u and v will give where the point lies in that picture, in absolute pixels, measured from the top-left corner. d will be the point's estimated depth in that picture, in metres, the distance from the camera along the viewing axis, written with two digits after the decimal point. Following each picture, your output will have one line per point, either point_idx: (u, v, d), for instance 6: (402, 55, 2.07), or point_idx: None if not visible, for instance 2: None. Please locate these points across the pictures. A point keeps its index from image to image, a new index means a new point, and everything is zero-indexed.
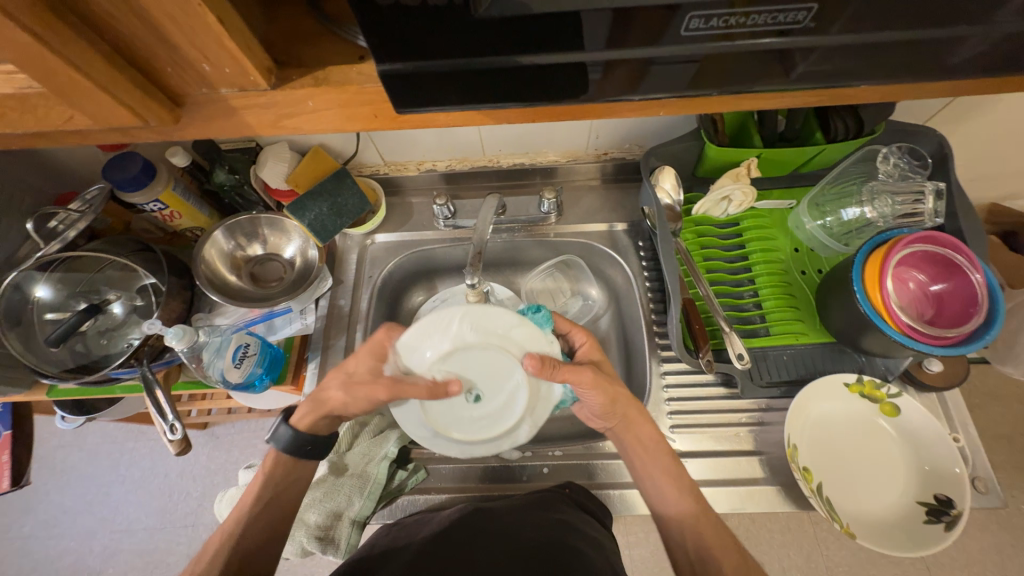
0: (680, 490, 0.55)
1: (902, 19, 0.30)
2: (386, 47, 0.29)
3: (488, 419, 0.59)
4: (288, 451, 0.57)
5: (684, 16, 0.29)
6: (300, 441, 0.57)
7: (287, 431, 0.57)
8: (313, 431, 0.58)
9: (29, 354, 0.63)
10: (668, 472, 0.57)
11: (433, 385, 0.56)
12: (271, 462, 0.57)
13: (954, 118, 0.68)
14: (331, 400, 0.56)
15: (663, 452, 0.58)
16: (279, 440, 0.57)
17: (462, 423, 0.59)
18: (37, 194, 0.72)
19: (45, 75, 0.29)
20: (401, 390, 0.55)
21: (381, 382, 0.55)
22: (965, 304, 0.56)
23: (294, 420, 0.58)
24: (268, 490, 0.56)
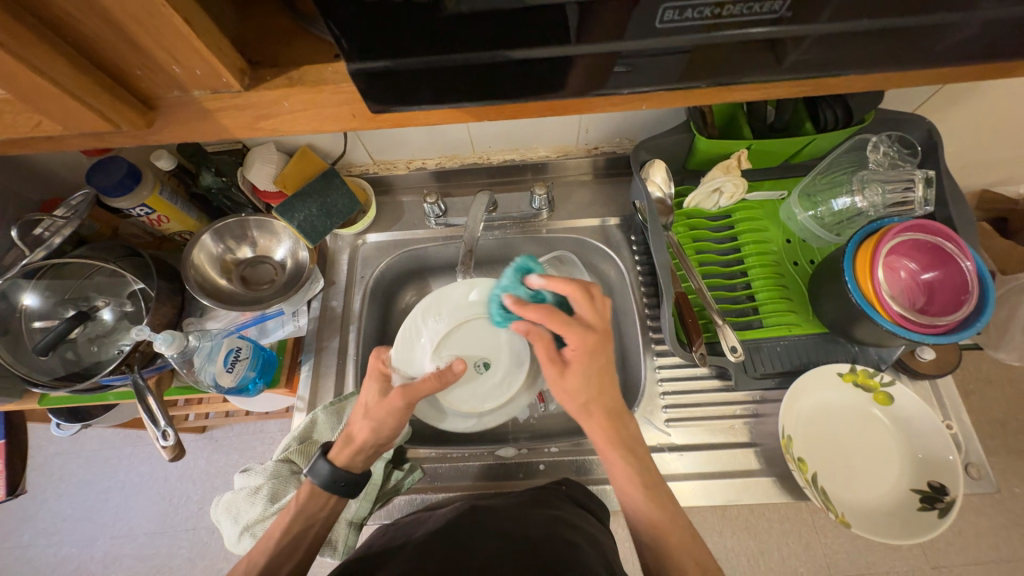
0: (640, 488, 0.53)
1: (882, 5, 0.29)
2: (359, 44, 0.29)
3: (506, 377, 0.70)
4: (325, 486, 0.55)
5: (661, 8, 0.28)
6: (337, 478, 0.55)
7: (327, 466, 0.55)
8: (349, 467, 0.57)
9: (18, 363, 0.62)
10: (631, 471, 0.54)
11: (440, 374, 0.56)
12: (306, 493, 0.55)
13: (942, 105, 0.68)
14: (359, 433, 0.56)
15: (629, 449, 0.55)
16: (316, 474, 0.56)
17: (488, 395, 0.69)
18: (21, 201, 0.71)
19: (10, 82, 0.28)
20: (414, 391, 0.55)
21: (392, 394, 0.55)
22: (956, 292, 0.57)
23: (332, 454, 0.57)
24: (298, 523, 0.54)
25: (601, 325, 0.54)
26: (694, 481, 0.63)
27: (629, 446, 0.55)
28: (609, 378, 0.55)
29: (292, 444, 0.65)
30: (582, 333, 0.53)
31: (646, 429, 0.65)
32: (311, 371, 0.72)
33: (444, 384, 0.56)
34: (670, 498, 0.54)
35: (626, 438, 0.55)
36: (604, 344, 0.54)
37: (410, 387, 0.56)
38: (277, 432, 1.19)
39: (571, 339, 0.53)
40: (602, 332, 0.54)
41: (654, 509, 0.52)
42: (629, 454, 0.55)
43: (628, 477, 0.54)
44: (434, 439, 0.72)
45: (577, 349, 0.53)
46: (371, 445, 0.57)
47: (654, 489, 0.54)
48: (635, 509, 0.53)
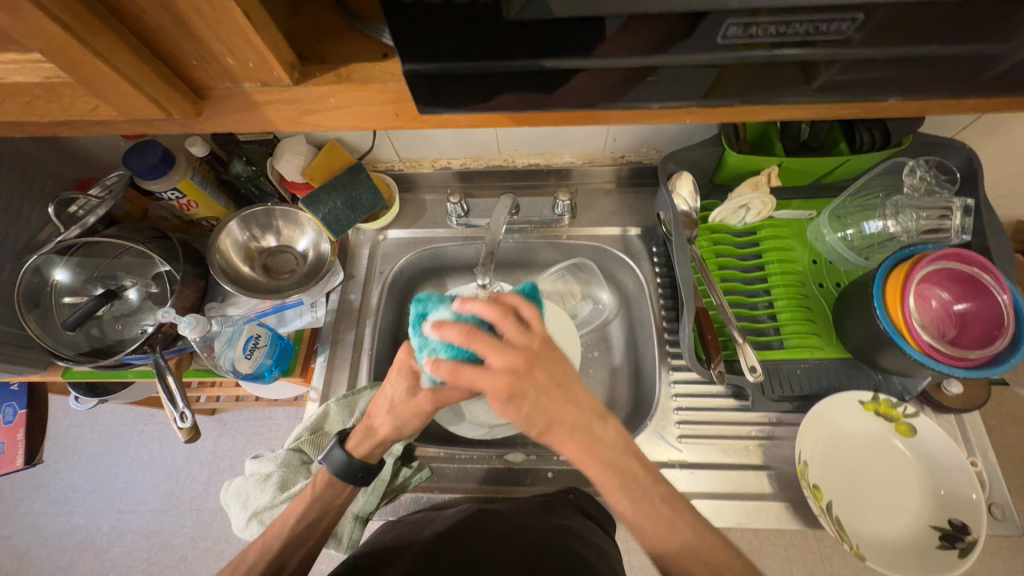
0: (625, 499, 0.45)
1: (949, 31, 0.28)
2: (410, 46, 0.29)
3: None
4: (341, 475, 0.56)
5: (723, 22, 0.28)
6: (354, 468, 0.56)
7: (343, 454, 0.56)
8: (366, 459, 0.57)
9: (45, 337, 0.64)
10: (610, 483, 0.45)
11: (471, 382, 0.54)
12: (322, 482, 0.56)
13: (985, 132, 0.66)
14: (381, 427, 0.56)
15: (610, 463, 0.45)
16: (331, 462, 0.56)
17: (506, 409, 0.71)
18: (59, 178, 0.73)
19: (72, 66, 0.29)
20: (442, 397, 0.54)
21: (421, 397, 0.54)
22: (990, 325, 0.55)
23: (349, 443, 0.57)
24: (313, 510, 0.55)
25: (514, 359, 0.43)
26: (704, 501, 0.61)
27: (607, 460, 0.45)
28: (559, 395, 0.44)
29: (303, 434, 0.66)
30: (498, 377, 0.43)
31: (657, 442, 0.65)
32: (326, 361, 0.72)
33: (474, 394, 0.55)
34: (667, 493, 0.46)
35: (603, 453, 0.45)
36: (527, 373, 0.43)
37: (440, 392, 0.54)
38: (284, 419, 1.20)
39: (487, 388, 0.43)
40: (534, 354, 0.44)
41: (648, 521, 0.45)
42: (608, 467, 0.45)
43: (609, 489, 0.45)
44: (442, 438, 0.72)
45: (496, 395, 0.43)
46: (392, 439, 0.57)
47: (643, 497, 0.45)
48: (643, 532, 0.45)
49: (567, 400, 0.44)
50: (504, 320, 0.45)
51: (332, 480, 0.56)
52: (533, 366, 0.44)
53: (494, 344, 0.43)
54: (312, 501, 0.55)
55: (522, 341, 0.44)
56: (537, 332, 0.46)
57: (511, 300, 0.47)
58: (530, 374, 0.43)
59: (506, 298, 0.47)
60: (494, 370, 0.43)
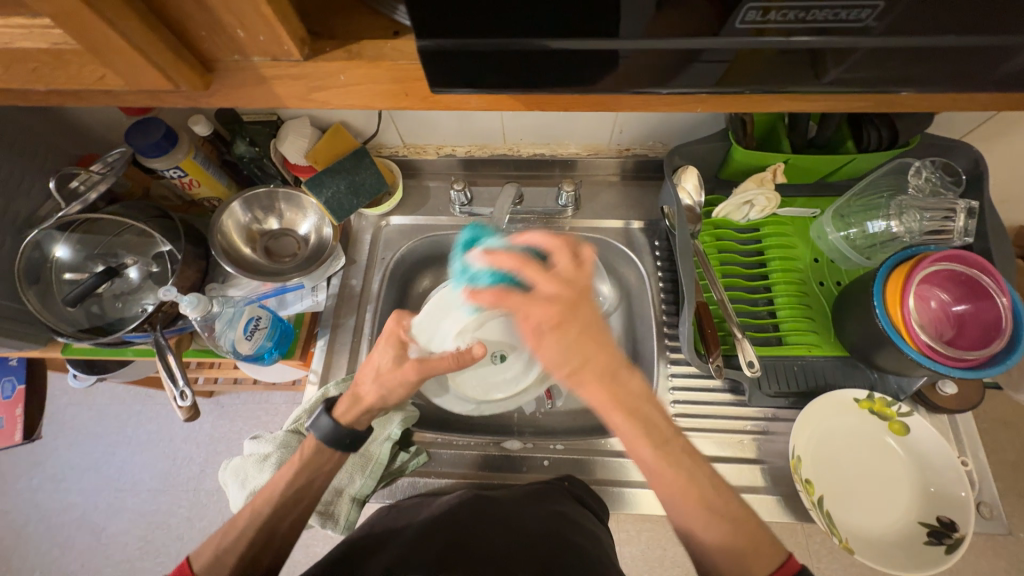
0: (646, 445, 0.45)
1: (966, 24, 0.28)
2: (424, 21, 0.28)
3: (518, 373, 0.70)
4: (328, 441, 0.55)
5: (742, 7, 0.27)
6: (340, 434, 0.55)
7: (329, 422, 0.56)
8: (352, 425, 0.57)
9: (45, 312, 0.64)
10: (632, 432, 0.45)
11: (458, 353, 0.55)
12: (310, 447, 0.56)
13: (992, 135, 0.66)
14: (367, 395, 0.56)
15: (632, 409, 0.46)
16: (318, 428, 0.56)
17: (493, 386, 0.70)
18: (61, 153, 0.73)
19: (80, 32, 0.28)
20: (430, 366, 0.55)
21: (408, 365, 0.55)
22: (987, 328, 0.55)
23: (336, 410, 0.57)
24: (303, 475, 0.55)
25: (558, 292, 0.49)
26: None
27: (629, 407, 0.46)
28: (592, 338, 0.47)
29: (302, 415, 0.66)
30: (547, 304, 0.48)
31: None
32: (326, 345, 0.73)
33: (460, 366, 0.55)
34: (686, 450, 0.45)
35: (626, 398, 0.46)
36: (571, 308, 0.48)
37: (427, 361, 0.56)
38: (282, 403, 1.21)
39: (535, 313, 0.48)
40: (574, 295, 0.49)
41: (668, 473, 0.44)
42: (636, 416, 0.46)
43: (631, 438, 0.45)
44: (439, 424, 0.73)
45: (543, 320, 0.48)
46: (378, 408, 0.57)
47: (668, 447, 0.45)
48: (663, 488, 0.45)
49: (599, 343, 0.47)
50: (533, 265, 0.50)
51: (317, 446, 0.56)
52: (572, 305, 0.48)
53: (536, 279, 0.49)
54: (302, 466, 0.55)
55: (568, 279, 0.49)
56: (581, 277, 0.50)
57: (559, 242, 0.51)
58: (577, 311, 0.48)
59: (567, 238, 0.52)
60: (542, 298, 0.48)
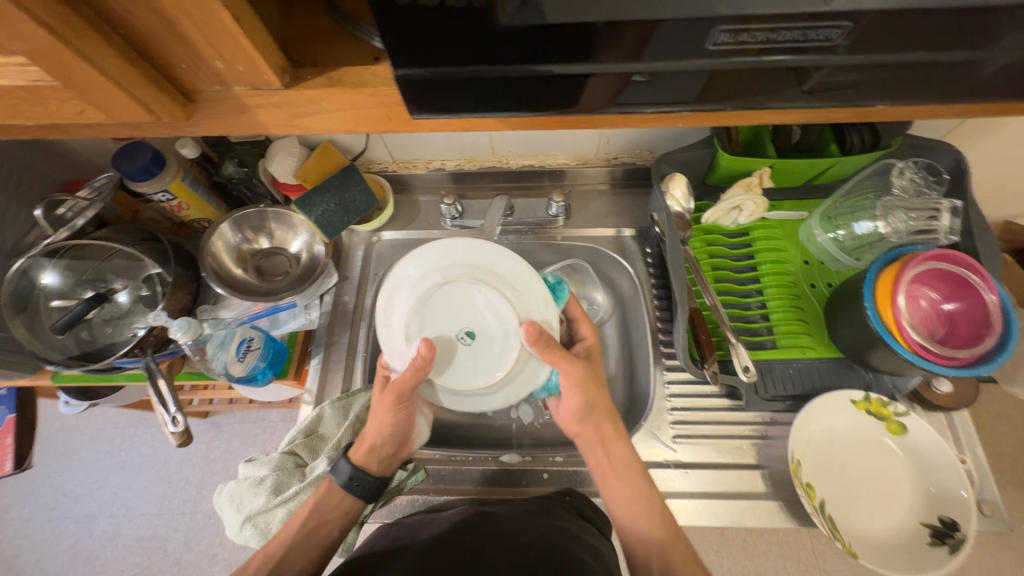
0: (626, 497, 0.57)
1: (933, 39, 0.28)
2: (401, 48, 0.29)
3: (496, 334, 0.60)
4: (344, 485, 0.58)
5: (713, 30, 0.28)
6: (357, 478, 0.58)
7: (348, 467, 0.58)
8: (369, 464, 0.59)
9: (34, 341, 0.63)
10: (619, 483, 0.58)
11: (414, 362, 0.55)
12: (324, 490, 0.58)
13: (972, 134, 0.67)
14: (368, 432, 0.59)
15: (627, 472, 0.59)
16: (337, 473, 0.58)
17: (497, 358, 0.59)
18: (47, 180, 0.72)
19: (58, 69, 0.28)
20: (400, 385, 0.56)
21: (386, 395, 0.58)
22: (978, 325, 0.56)
23: (353, 454, 0.59)
24: (313, 517, 0.57)
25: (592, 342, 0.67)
26: (696, 500, 0.62)
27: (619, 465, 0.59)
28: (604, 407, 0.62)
29: (297, 437, 0.65)
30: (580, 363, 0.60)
31: (652, 445, 0.65)
32: (320, 365, 0.72)
33: (420, 372, 0.55)
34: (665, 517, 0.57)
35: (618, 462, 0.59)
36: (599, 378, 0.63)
37: (400, 383, 0.57)
38: (278, 422, 1.19)
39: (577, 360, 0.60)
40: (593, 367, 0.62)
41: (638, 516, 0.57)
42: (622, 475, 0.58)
43: (615, 487, 0.58)
44: (437, 439, 0.72)
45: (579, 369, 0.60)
46: (385, 443, 0.60)
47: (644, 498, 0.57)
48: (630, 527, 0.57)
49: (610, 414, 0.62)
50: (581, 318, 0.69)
51: (331, 484, 0.59)
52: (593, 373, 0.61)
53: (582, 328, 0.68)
54: (313, 508, 0.57)
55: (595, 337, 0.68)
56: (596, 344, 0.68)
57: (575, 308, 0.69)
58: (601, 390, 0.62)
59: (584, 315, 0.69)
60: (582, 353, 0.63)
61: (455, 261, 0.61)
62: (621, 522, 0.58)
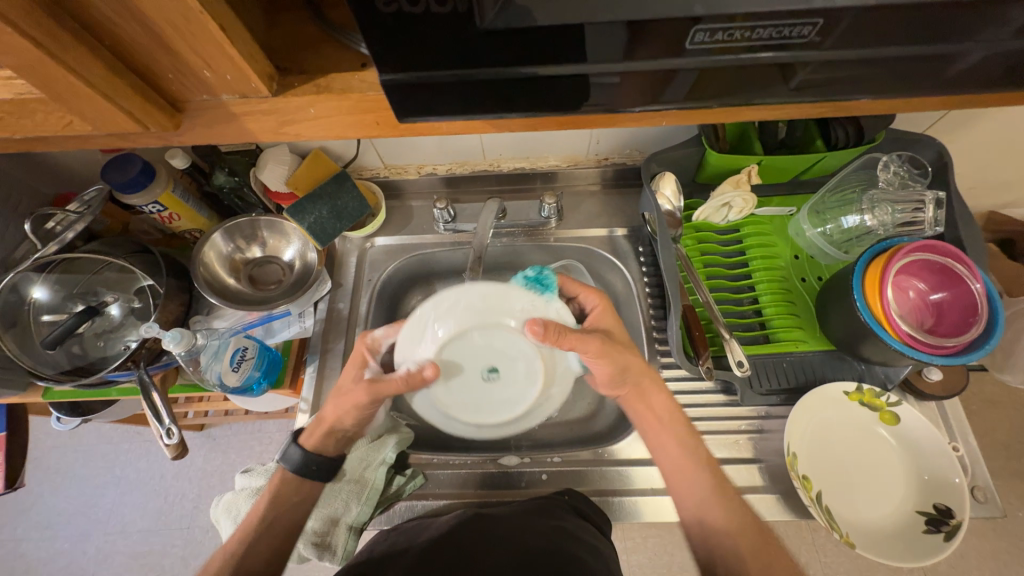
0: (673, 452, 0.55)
1: (906, 34, 0.29)
2: (387, 54, 0.29)
3: (514, 360, 0.62)
4: (297, 471, 0.57)
5: (691, 29, 0.29)
6: (310, 463, 0.57)
7: (298, 453, 0.57)
8: (320, 450, 0.59)
9: (24, 356, 0.62)
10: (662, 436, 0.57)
11: (407, 376, 0.56)
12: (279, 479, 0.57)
13: (954, 127, 0.68)
14: (327, 415, 0.58)
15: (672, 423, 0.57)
16: (289, 460, 0.58)
17: (525, 381, 0.62)
18: (35, 194, 0.72)
19: (44, 82, 0.28)
20: (380, 388, 0.56)
21: (359, 387, 0.56)
22: (965, 313, 0.56)
23: (304, 439, 0.59)
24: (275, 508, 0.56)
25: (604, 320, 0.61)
26: None
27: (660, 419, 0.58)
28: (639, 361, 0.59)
29: None
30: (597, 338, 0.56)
31: None
32: (316, 372, 0.72)
33: (409, 387, 0.56)
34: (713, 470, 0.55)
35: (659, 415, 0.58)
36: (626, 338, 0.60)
37: (379, 384, 0.56)
38: (275, 432, 1.18)
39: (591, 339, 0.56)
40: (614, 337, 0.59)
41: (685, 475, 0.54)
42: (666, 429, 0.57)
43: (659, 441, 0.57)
44: (435, 443, 0.72)
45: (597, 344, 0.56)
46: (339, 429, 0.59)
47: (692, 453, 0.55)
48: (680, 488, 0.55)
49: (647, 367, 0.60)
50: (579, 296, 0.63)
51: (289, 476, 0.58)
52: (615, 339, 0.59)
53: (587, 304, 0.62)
54: (273, 499, 0.56)
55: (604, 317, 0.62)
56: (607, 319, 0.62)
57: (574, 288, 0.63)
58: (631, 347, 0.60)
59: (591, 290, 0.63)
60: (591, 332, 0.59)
61: (449, 309, 0.61)
62: (670, 479, 0.55)
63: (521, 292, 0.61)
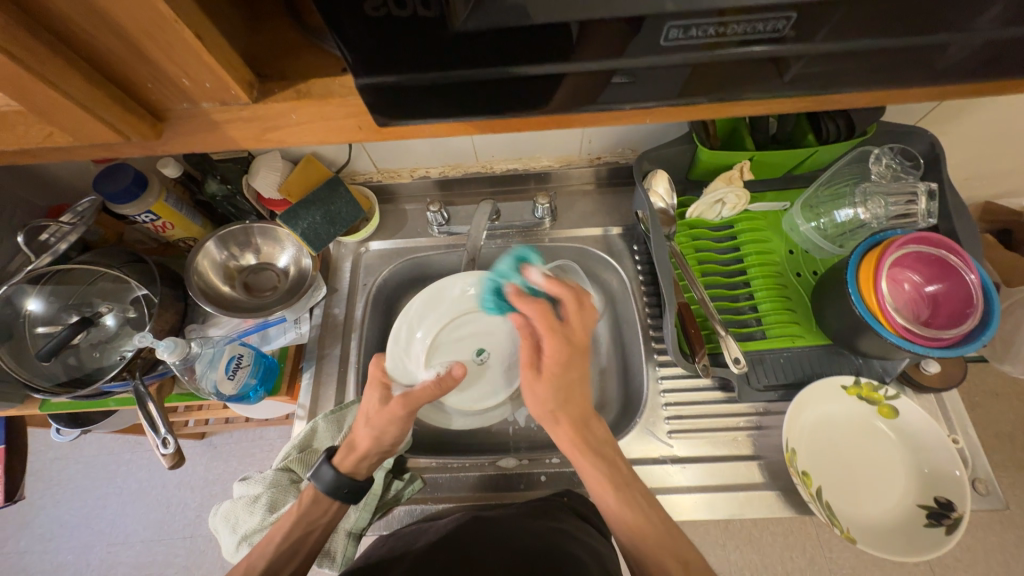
0: (610, 491, 0.53)
1: (886, 25, 0.29)
2: (366, 58, 0.29)
3: (480, 333, 0.71)
4: (330, 491, 0.56)
5: (664, 26, 0.29)
6: (341, 484, 0.56)
7: (331, 472, 0.56)
8: (353, 473, 0.58)
9: (20, 369, 0.62)
10: (598, 471, 0.54)
11: (439, 381, 0.62)
12: (310, 498, 0.56)
13: (945, 118, 0.68)
14: (360, 441, 0.57)
15: (598, 452, 0.55)
16: (320, 479, 0.57)
17: (501, 344, 0.71)
18: (29, 206, 0.72)
19: (22, 94, 0.28)
20: (415, 399, 0.59)
21: (394, 402, 0.58)
22: (960, 305, 0.56)
23: (337, 460, 0.58)
24: (298, 529, 0.55)
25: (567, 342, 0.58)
26: (696, 494, 0.62)
27: (595, 449, 0.55)
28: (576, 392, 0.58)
29: (291, 452, 0.65)
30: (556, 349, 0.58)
31: (647, 442, 0.65)
32: (313, 379, 0.72)
33: (443, 391, 0.60)
34: (644, 493, 0.54)
35: (593, 442, 0.56)
36: (570, 359, 0.58)
37: (412, 395, 0.59)
38: (276, 439, 1.18)
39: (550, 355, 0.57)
40: (580, 349, 0.59)
41: (627, 512, 0.52)
42: (595, 455, 0.55)
43: (593, 474, 0.54)
44: (434, 448, 0.72)
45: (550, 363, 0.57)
46: (375, 453, 0.58)
47: (624, 485, 0.54)
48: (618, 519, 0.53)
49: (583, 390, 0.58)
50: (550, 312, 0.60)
51: (319, 496, 0.57)
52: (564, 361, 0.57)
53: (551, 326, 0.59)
54: (298, 518, 0.55)
55: (572, 332, 0.59)
56: (579, 335, 0.59)
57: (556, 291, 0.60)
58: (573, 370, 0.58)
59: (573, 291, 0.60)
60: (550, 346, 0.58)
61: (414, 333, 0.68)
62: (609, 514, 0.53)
63: (448, 281, 0.70)
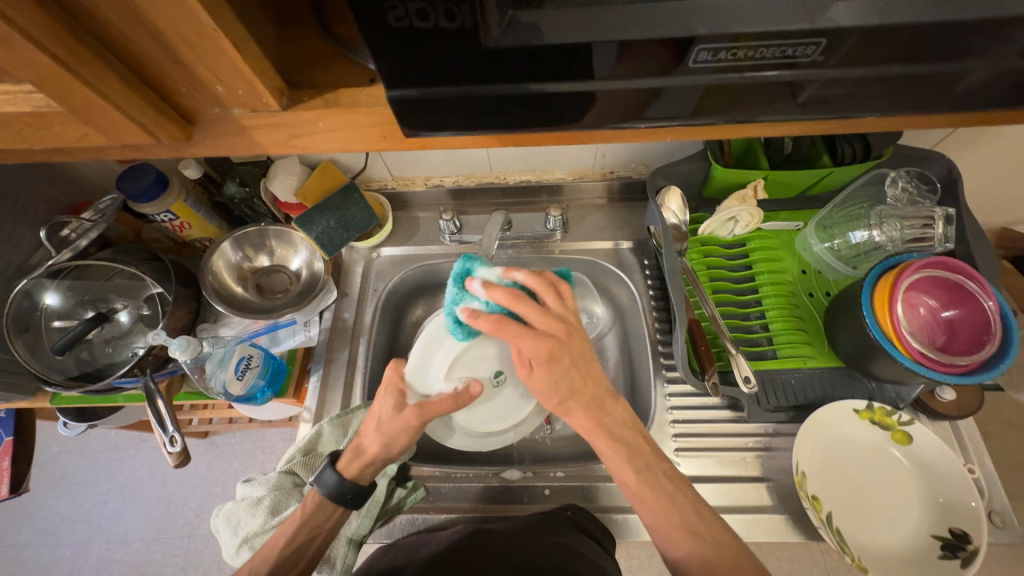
0: (630, 470, 0.49)
1: (910, 53, 0.29)
2: (392, 70, 0.30)
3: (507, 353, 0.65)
4: (332, 497, 0.56)
5: (693, 48, 0.29)
6: (344, 489, 0.56)
7: (334, 476, 0.56)
8: (358, 479, 0.57)
9: (33, 361, 0.63)
10: (617, 455, 0.50)
11: (456, 394, 0.57)
12: (313, 504, 0.56)
13: (963, 143, 0.68)
14: (370, 446, 0.56)
15: (616, 434, 0.50)
16: (324, 484, 0.56)
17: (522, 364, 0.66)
18: (53, 202, 0.74)
19: (63, 96, 0.29)
20: (429, 411, 0.56)
21: (408, 412, 0.55)
22: (978, 331, 0.55)
23: (341, 464, 0.57)
24: (303, 534, 0.55)
25: (557, 327, 0.50)
26: None
27: (613, 432, 0.50)
28: (584, 369, 0.51)
29: (295, 455, 0.65)
30: (540, 340, 0.49)
31: None
32: (320, 381, 0.72)
33: (459, 405, 0.56)
34: (668, 475, 0.50)
35: (613, 426, 0.51)
36: (566, 343, 0.50)
37: (426, 406, 0.56)
38: (279, 441, 1.18)
39: (529, 347, 0.49)
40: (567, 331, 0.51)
41: (648, 494, 0.48)
42: (615, 442, 0.50)
43: (615, 459, 0.50)
44: (437, 457, 0.71)
45: (535, 355, 0.49)
46: (382, 459, 0.57)
47: (647, 469, 0.49)
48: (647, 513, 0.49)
49: (588, 373, 0.51)
50: (527, 300, 0.50)
51: (322, 501, 0.56)
52: (571, 336, 0.51)
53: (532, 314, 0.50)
54: (302, 524, 0.55)
55: (563, 317, 0.52)
56: (569, 313, 0.52)
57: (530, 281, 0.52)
58: (573, 344, 0.51)
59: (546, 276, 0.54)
60: (541, 335, 0.49)
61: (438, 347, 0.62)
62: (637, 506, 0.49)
63: None
